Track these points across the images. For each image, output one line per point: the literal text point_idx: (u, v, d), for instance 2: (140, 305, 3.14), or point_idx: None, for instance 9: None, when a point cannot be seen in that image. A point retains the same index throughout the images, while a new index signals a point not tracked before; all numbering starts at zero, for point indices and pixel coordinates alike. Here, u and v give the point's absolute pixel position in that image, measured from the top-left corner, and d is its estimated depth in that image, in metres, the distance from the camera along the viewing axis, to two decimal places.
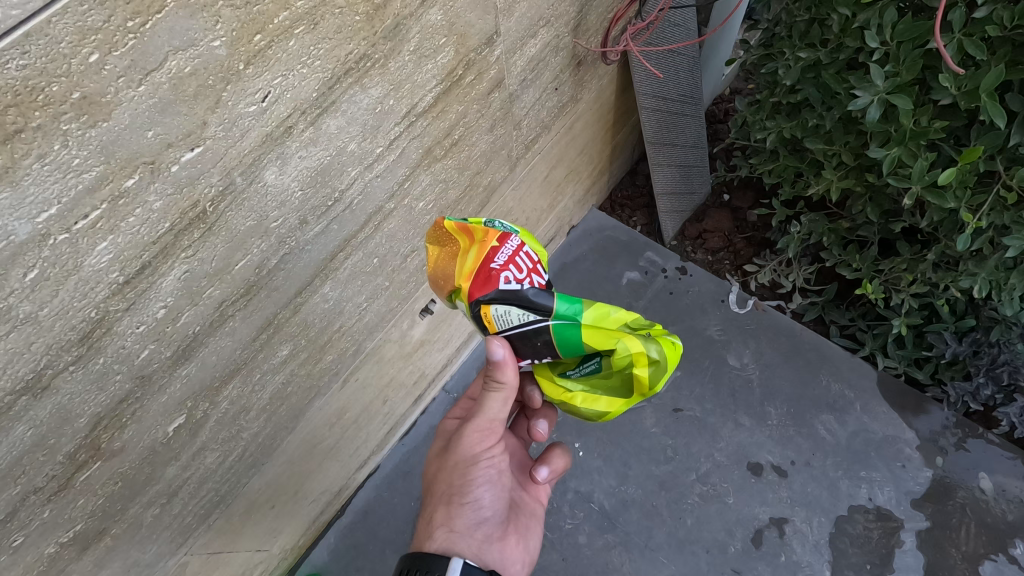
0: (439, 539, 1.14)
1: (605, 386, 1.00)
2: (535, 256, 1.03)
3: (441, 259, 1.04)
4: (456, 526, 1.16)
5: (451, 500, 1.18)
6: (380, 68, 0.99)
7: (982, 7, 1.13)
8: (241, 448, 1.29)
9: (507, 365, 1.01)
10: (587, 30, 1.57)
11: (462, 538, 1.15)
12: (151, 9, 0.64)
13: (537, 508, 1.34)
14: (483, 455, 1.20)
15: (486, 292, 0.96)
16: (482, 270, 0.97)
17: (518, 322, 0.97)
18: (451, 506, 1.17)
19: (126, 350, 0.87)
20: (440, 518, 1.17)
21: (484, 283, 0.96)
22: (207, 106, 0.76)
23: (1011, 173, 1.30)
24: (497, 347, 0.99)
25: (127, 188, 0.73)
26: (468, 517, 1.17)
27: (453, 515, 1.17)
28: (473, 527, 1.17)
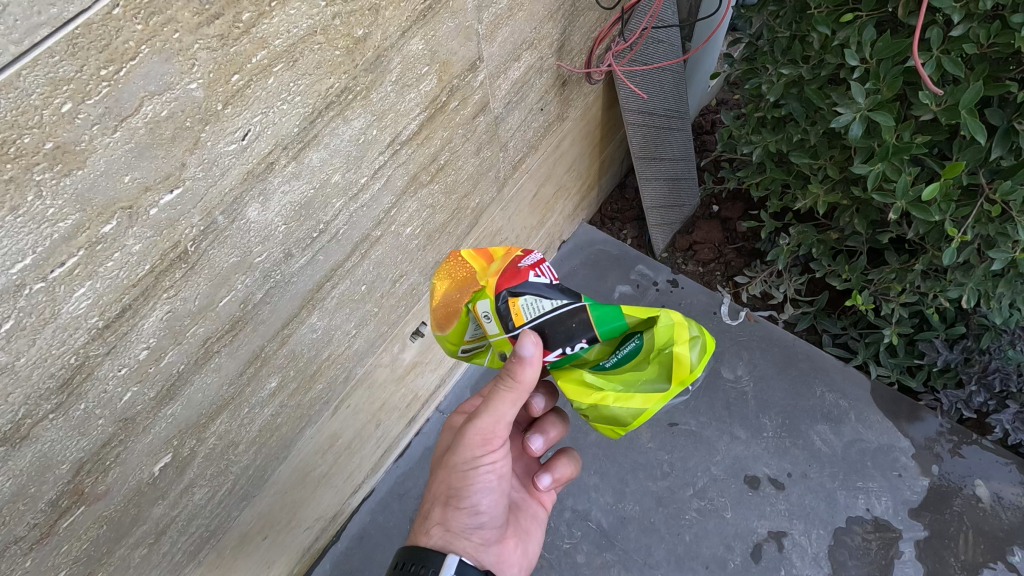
0: (437, 536, 1.15)
1: (638, 375, 0.97)
2: None
3: (449, 278, 1.04)
4: (454, 526, 1.15)
5: (449, 501, 1.16)
6: (362, 99, 0.98)
7: (959, 26, 1.15)
8: (231, 482, 1.26)
9: (534, 363, 0.96)
10: (571, 50, 1.57)
11: (458, 539, 1.15)
12: (125, 57, 0.64)
13: (539, 511, 1.36)
14: (486, 460, 1.13)
15: (515, 284, 0.97)
16: (514, 268, 1.00)
17: (546, 311, 0.96)
18: (449, 507, 1.15)
19: (108, 394, 0.85)
20: (439, 515, 1.16)
21: (515, 278, 0.98)
22: (186, 147, 0.75)
23: (994, 186, 1.31)
24: (526, 341, 0.94)
25: (104, 234, 0.72)
26: (465, 519, 1.16)
27: (451, 515, 1.15)
28: (471, 529, 1.16)
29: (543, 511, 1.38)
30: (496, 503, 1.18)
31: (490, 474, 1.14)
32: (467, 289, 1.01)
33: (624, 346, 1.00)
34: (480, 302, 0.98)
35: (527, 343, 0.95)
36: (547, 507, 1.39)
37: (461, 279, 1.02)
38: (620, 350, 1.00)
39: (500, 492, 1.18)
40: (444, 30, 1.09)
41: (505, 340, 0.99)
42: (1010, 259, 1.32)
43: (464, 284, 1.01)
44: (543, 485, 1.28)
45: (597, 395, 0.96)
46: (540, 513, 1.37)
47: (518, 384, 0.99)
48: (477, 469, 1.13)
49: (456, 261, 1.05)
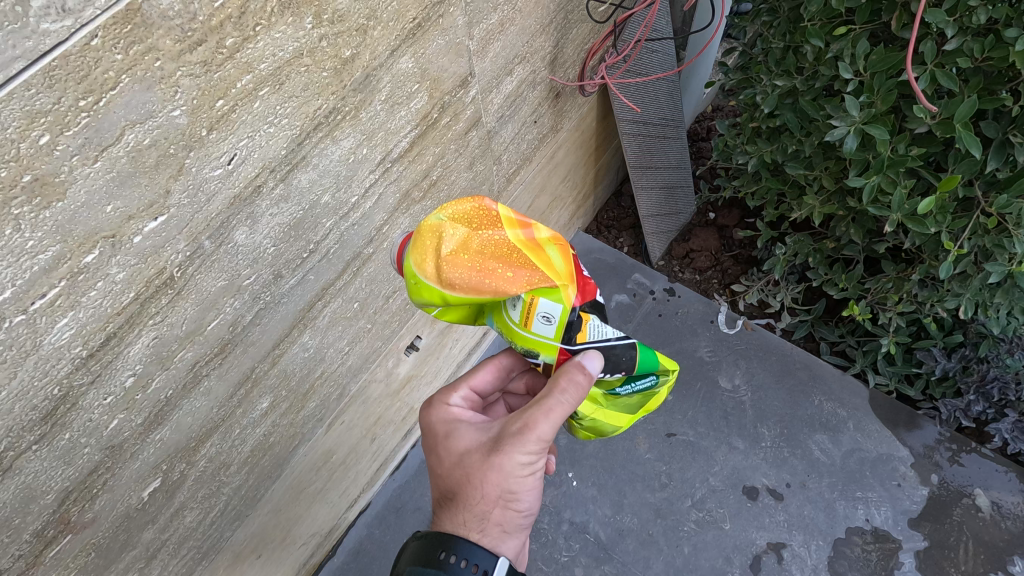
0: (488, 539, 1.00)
1: (626, 402, 1.09)
2: None
3: (481, 238, 0.91)
4: (503, 528, 1.02)
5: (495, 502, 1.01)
6: (351, 119, 0.97)
7: (952, 40, 1.15)
8: (223, 504, 1.25)
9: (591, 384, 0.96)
10: (564, 62, 1.56)
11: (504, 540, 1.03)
12: (104, 87, 0.62)
13: None
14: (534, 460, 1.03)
15: (586, 301, 0.98)
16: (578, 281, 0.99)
17: (610, 337, 0.98)
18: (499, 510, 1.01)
19: (93, 422, 0.84)
20: (484, 519, 1.01)
21: (584, 293, 0.98)
22: (170, 174, 0.74)
23: (989, 199, 1.31)
24: (594, 359, 0.95)
25: (86, 264, 0.71)
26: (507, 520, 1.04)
27: (500, 518, 1.02)
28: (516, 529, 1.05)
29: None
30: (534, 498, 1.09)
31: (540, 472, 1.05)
32: (524, 268, 0.90)
33: (638, 381, 1.04)
34: (543, 300, 0.91)
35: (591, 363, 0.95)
36: None
37: (504, 248, 0.91)
38: (635, 383, 1.04)
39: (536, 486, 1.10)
40: (434, 47, 1.08)
41: (554, 346, 0.96)
42: (1006, 272, 1.32)
43: (514, 257, 0.91)
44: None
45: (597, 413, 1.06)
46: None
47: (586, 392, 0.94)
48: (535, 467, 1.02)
49: (497, 224, 0.94)
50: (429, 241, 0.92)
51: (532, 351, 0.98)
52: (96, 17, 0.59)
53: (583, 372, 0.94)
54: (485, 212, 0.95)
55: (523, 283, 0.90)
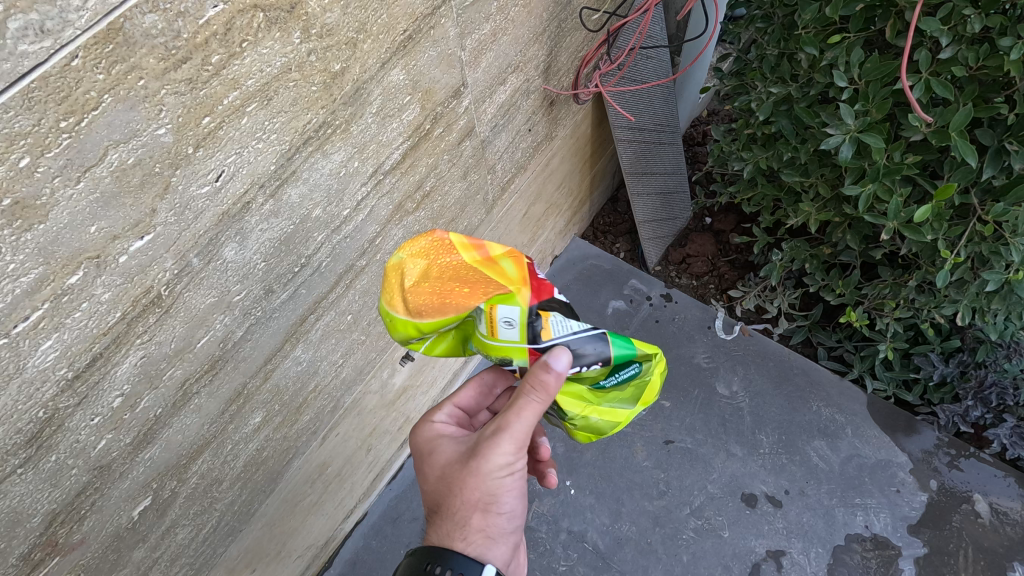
0: (474, 547, 0.98)
1: (622, 398, 0.98)
2: None
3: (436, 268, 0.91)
4: (490, 533, 1.00)
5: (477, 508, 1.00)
6: (342, 133, 0.96)
7: (947, 48, 1.14)
8: (215, 520, 1.23)
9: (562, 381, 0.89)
10: (558, 70, 1.56)
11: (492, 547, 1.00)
12: (86, 107, 0.61)
13: None
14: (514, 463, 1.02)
15: (546, 298, 0.93)
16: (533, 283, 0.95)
17: (579, 329, 0.92)
18: (482, 515, 1.00)
19: (80, 444, 0.82)
20: (470, 526, 0.99)
21: (542, 292, 0.93)
22: (156, 193, 0.73)
23: (986, 206, 1.30)
24: (560, 355, 0.88)
25: (70, 285, 0.69)
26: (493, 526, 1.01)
27: (485, 524, 1.00)
28: (502, 536, 1.02)
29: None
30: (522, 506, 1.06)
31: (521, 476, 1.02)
32: (479, 287, 0.89)
33: (624, 371, 0.96)
34: (501, 306, 0.88)
35: (558, 360, 0.88)
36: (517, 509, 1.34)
37: (458, 271, 0.91)
38: (620, 373, 0.96)
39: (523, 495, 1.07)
40: (426, 59, 1.07)
41: (521, 350, 0.90)
42: (1004, 280, 1.31)
43: (466, 278, 0.90)
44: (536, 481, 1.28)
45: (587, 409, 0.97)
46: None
47: (556, 391, 0.89)
48: (513, 470, 1.00)
49: (451, 251, 0.93)
50: (395, 281, 0.93)
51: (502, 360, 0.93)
52: (76, 37, 0.58)
53: (547, 372, 0.87)
54: (440, 243, 0.95)
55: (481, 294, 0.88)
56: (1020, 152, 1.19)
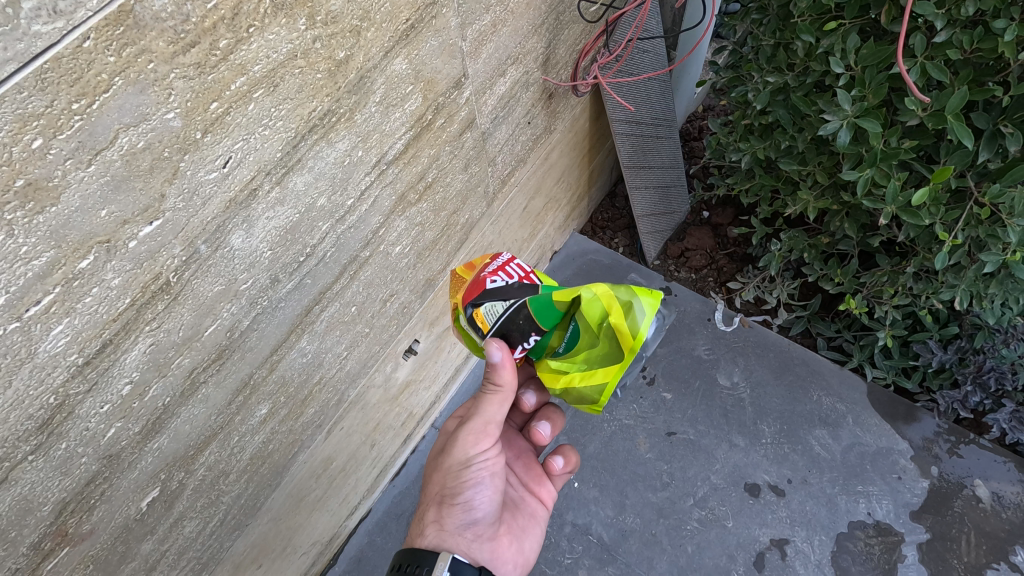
0: (429, 536, 1.13)
1: (592, 351, 1.02)
2: (527, 265, 1.07)
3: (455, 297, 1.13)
4: (446, 524, 1.14)
5: (443, 499, 1.15)
6: (346, 121, 0.97)
7: (942, 32, 1.16)
8: (222, 513, 1.23)
9: (506, 367, 1.01)
10: (557, 64, 1.57)
11: (451, 536, 1.13)
12: (97, 90, 0.62)
13: (538, 510, 1.32)
14: (477, 458, 1.14)
15: (474, 296, 1.01)
16: (473, 281, 1.04)
17: (502, 311, 0.99)
18: (439, 506, 1.15)
19: (90, 431, 0.83)
20: (430, 516, 1.16)
21: (473, 289, 1.02)
22: (165, 178, 0.74)
23: (982, 189, 1.32)
24: (493, 348, 1.00)
25: (81, 269, 0.70)
26: (458, 516, 1.15)
27: (441, 515, 1.15)
28: (463, 527, 1.15)
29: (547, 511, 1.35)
30: (490, 499, 1.17)
31: (481, 469, 1.14)
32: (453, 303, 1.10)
33: (569, 330, 1.02)
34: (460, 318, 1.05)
35: (492, 349, 1.00)
36: (547, 506, 1.35)
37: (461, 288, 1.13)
38: (568, 334, 1.03)
39: (495, 488, 1.18)
40: (428, 49, 1.08)
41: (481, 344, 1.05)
42: (1001, 261, 1.32)
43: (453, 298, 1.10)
44: (556, 467, 1.30)
45: (566, 379, 1.04)
46: (542, 512, 1.33)
47: (506, 381, 1.04)
48: (467, 463, 1.13)
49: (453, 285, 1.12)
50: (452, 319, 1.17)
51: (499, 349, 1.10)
52: (88, 19, 0.58)
53: (489, 365, 1.00)
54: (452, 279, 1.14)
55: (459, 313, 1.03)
56: (1014, 134, 1.22)
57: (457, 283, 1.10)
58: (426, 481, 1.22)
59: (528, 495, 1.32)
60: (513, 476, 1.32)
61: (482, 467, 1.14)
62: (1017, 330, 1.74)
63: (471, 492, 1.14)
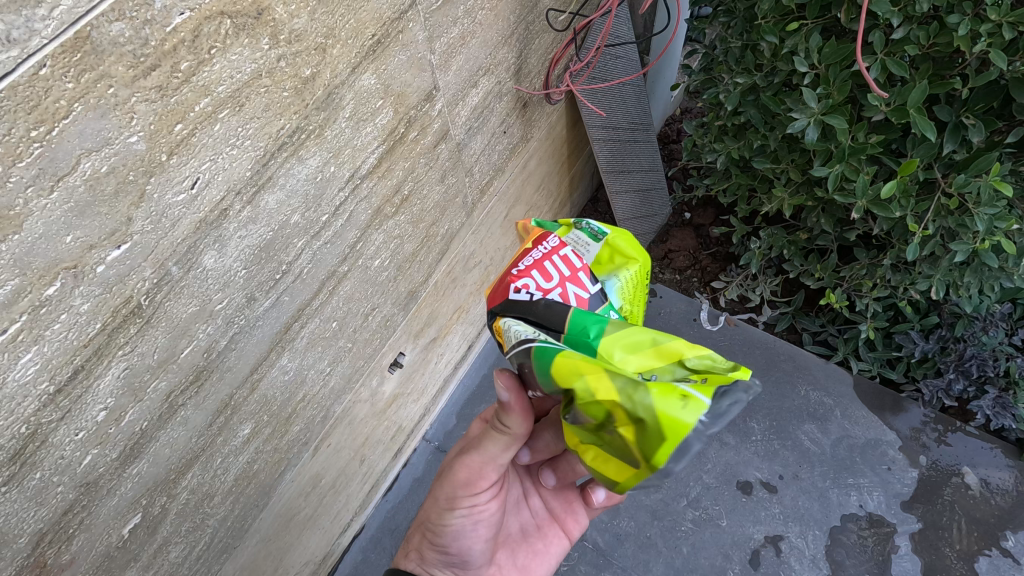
0: (412, 561, 1.18)
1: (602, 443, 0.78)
2: (576, 261, 0.94)
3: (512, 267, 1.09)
4: (427, 556, 1.16)
5: (427, 532, 1.16)
6: (316, 138, 0.97)
7: (899, 29, 1.19)
8: (208, 537, 1.22)
9: (513, 411, 0.94)
10: (529, 73, 1.59)
11: (429, 567, 1.16)
12: (57, 116, 0.62)
13: (555, 545, 1.25)
14: (464, 504, 1.10)
15: (500, 302, 0.93)
16: (507, 278, 0.95)
17: (512, 345, 0.86)
18: (423, 536, 1.16)
19: (65, 460, 0.82)
20: (417, 540, 1.19)
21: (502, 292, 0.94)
22: (131, 202, 0.74)
23: (949, 179, 1.35)
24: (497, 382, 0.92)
25: (48, 296, 0.70)
26: (439, 552, 1.15)
27: (424, 547, 1.16)
28: (443, 561, 1.16)
29: (565, 545, 1.27)
30: (479, 540, 1.14)
31: (464, 517, 1.10)
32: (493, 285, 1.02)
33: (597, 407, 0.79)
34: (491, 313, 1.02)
35: (501, 385, 0.93)
36: (568, 541, 1.27)
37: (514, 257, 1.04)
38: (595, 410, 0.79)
39: (484, 533, 1.14)
40: (396, 63, 1.09)
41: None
42: (972, 249, 1.35)
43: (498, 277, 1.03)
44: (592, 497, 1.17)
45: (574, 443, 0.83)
46: (556, 549, 1.25)
47: (521, 433, 0.99)
48: (450, 510, 1.10)
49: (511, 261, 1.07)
50: None
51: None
52: (43, 46, 0.59)
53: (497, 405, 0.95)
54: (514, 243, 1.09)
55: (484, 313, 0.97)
56: (976, 125, 1.25)
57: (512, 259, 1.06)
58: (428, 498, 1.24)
59: (544, 527, 1.25)
60: (535, 502, 1.26)
61: (467, 515, 1.10)
62: (993, 316, 1.79)
63: (453, 536, 1.12)
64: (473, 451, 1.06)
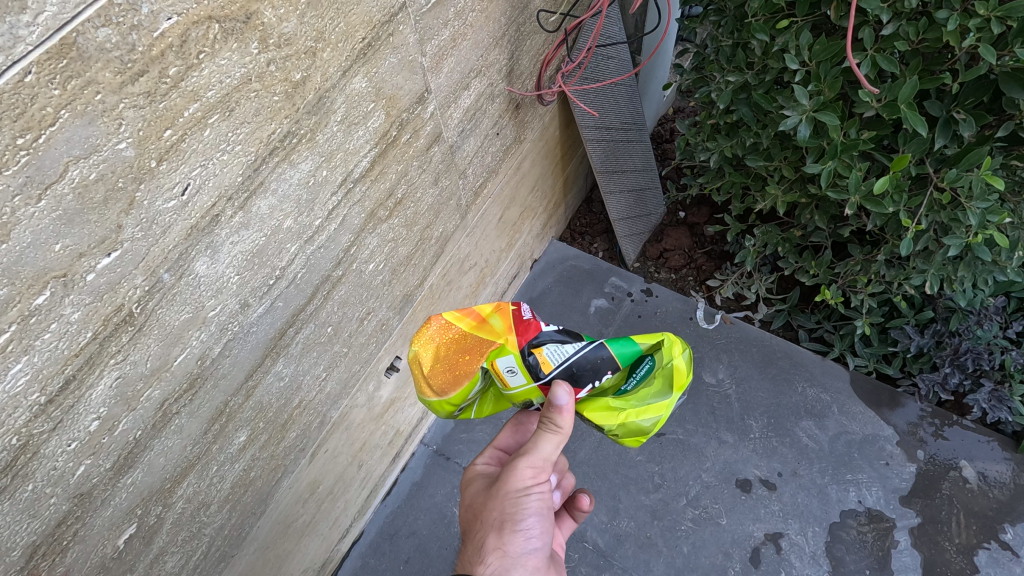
0: (492, 566, 1.03)
1: (648, 392, 1.05)
2: None
3: (452, 346, 1.11)
4: (509, 552, 1.05)
5: (503, 528, 1.06)
6: (308, 142, 0.97)
7: (888, 25, 1.20)
8: (206, 546, 1.21)
9: (568, 411, 1.00)
10: (521, 74, 1.58)
11: (515, 564, 1.04)
12: (43, 123, 0.62)
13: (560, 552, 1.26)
14: (537, 488, 1.07)
15: (534, 336, 1.07)
16: (519, 323, 1.10)
17: (572, 354, 1.05)
18: (499, 535, 1.05)
19: (58, 471, 0.81)
20: (489, 546, 1.05)
21: (527, 331, 1.08)
22: (121, 209, 0.73)
23: (941, 174, 1.36)
24: (561, 390, 1.00)
25: (38, 305, 0.69)
26: (521, 544, 1.05)
27: (503, 543, 1.05)
28: (524, 556, 1.06)
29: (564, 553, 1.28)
30: (546, 529, 1.09)
31: (539, 500, 1.07)
32: (481, 352, 1.07)
33: (639, 368, 1.08)
34: (502, 358, 1.05)
35: (559, 393, 1.00)
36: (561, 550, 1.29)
37: (459, 341, 1.11)
38: (637, 372, 1.08)
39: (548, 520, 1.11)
40: (387, 65, 1.08)
41: (534, 390, 1.05)
42: (965, 243, 1.35)
43: (476, 350, 1.08)
44: (584, 505, 1.24)
45: (622, 414, 1.03)
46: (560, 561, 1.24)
47: (569, 428, 1.02)
48: (526, 494, 1.06)
49: (460, 334, 1.11)
50: (418, 370, 1.11)
51: (527, 399, 1.09)
52: (28, 53, 0.58)
53: (552, 409, 1.00)
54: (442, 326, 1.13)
55: (514, 353, 1.05)
56: (967, 120, 1.25)
57: (463, 331, 1.12)
58: (473, 517, 1.12)
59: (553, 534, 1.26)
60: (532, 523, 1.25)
61: (540, 499, 1.07)
62: (988, 310, 1.80)
63: (528, 524, 1.06)
64: (530, 447, 1.06)
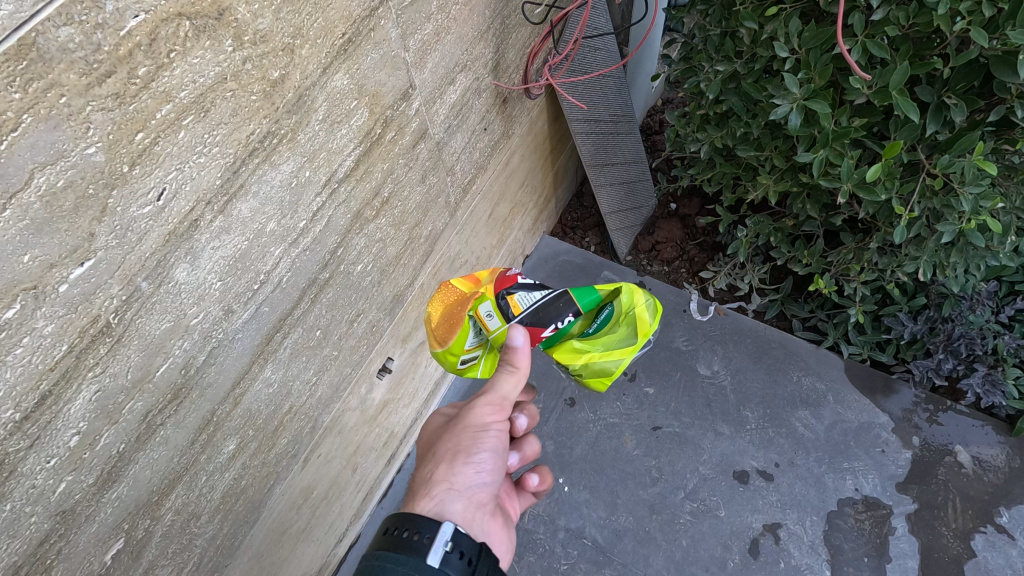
0: (435, 498, 1.03)
1: (612, 336, 1.06)
2: None
3: (445, 304, 1.11)
4: (455, 484, 1.05)
5: (452, 460, 1.07)
6: (289, 142, 0.94)
7: (878, 10, 1.18)
8: (197, 557, 1.18)
9: (525, 351, 1.01)
10: (507, 68, 1.56)
11: (459, 496, 1.04)
12: (4, 129, 0.58)
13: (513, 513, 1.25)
14: (491, 428, 1.10)
15: (511, 284, 1.07)
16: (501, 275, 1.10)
17: (540, 298, 1.05)
18: (449, 465, 1.07)
19: (37, 489, 0.78)
20: (437, 476, 1.06)
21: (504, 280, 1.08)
22: (93, 216, 0.70)
23: (933, 160, 1.35)
24: (517, 332, 1.01)
25: (8, 319, 0.66)
26: (468, 477, 1.07)
27: (451, 474, 1.06)
28: (470, 492, 1.06)
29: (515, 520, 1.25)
30: (495, 469, 1.10)
31: (492, 439, 1.10)
32: (465, 302, 1.07)
33: (599, 313, 1.09)
34: (480, 305, 1.05)
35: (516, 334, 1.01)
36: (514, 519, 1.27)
37: (451, 298, 1.11)
38: (597, 316, 1.09)
39: (499, 465, 1.12)
40: (369, 62, 1.05)
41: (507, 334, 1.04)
42: (958, 230, 1.35)
43: (460, 301, 1.09)
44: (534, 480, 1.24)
45: (585, 355, 1.03)
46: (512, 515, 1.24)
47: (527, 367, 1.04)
48: (480, 431, 1.09)
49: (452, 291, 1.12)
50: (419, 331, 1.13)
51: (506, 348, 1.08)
52: None
53: (510, 349, 1.00)
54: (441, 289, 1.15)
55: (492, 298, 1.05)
56: (958, 105, 1.24)
57: (454, 290, 1.12)
58: (428, 452, 1.13)
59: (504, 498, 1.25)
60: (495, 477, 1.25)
61: (493, 437, 1.10)
62: (980, 295, 1.79)
63: (479, 459, 1.08)
64: (490, 383, 1.07)
